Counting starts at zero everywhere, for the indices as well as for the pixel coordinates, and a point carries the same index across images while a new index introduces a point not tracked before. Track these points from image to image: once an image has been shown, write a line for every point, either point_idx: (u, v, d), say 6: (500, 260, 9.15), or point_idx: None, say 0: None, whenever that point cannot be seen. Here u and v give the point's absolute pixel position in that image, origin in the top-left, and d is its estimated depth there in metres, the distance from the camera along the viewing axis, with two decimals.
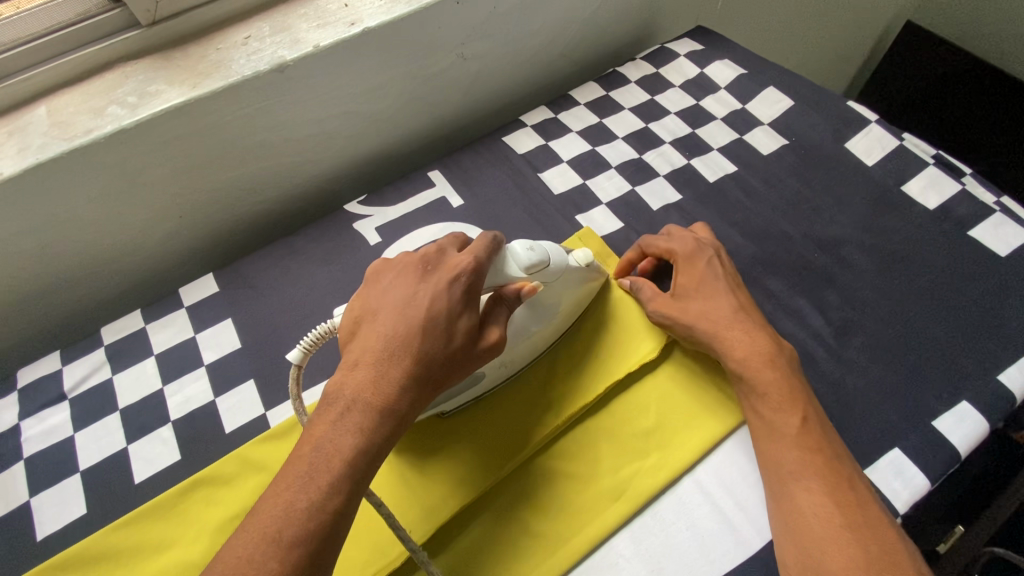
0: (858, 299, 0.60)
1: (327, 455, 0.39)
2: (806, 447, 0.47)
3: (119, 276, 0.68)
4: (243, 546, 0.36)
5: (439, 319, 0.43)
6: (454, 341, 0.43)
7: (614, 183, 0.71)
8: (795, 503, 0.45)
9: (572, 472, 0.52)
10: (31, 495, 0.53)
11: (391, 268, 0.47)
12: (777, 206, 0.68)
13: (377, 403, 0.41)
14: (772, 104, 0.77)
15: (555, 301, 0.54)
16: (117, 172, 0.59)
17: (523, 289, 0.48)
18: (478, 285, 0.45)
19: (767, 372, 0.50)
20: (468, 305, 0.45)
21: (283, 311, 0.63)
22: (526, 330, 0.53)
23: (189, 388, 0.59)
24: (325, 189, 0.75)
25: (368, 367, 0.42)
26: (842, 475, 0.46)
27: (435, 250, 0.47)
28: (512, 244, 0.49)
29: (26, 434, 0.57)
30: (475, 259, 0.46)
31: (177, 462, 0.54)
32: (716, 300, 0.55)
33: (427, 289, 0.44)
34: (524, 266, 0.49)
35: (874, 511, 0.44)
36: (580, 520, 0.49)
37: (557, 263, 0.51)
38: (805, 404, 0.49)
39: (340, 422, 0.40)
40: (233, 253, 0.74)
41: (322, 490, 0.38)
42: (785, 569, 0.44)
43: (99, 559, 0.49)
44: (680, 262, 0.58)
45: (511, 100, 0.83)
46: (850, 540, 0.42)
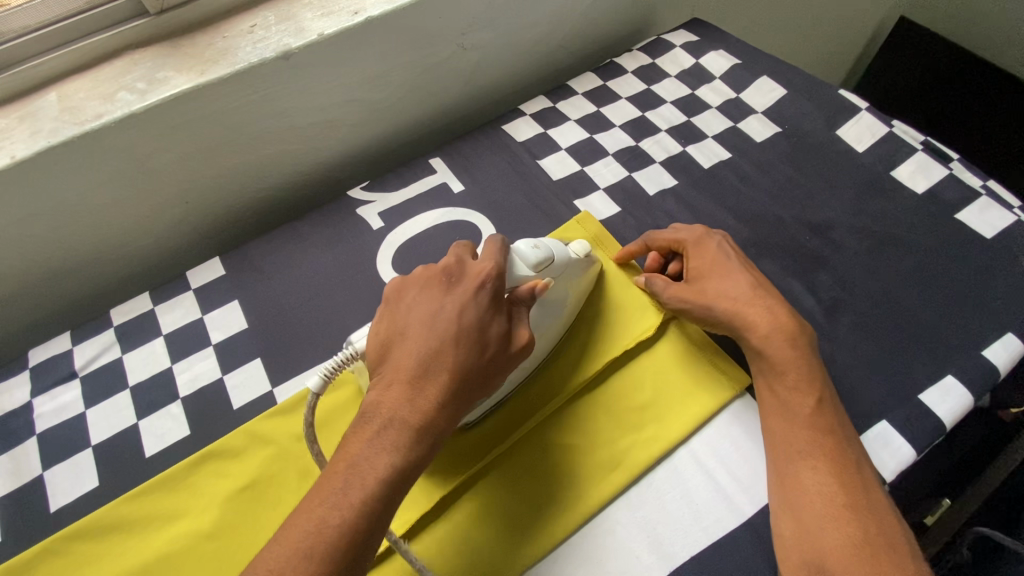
0: (847, 280, 0.62)
1: (363, 471, 0.40)
2: (820, 427, 0.48)
3: (127, 260, 0.69)
4: (281, 562, 0.36)
5: (470, 330, 0.45)
6: (485, 350, 0.45)
7: (612, 169, 0.73)
8: (801, 480, 0.46)
9: (572, 446, 0.53)
10: (44, 468, 0.55)
11: (414, 283, 0.48)
12: (770, 191, 0.70)
13: (412, 417, 0.42)
14: (766, 93, 0.79)
15: (562, 296, 0.55)
16: (126, 157, 0.60)
17: (536, 287, 0.49)
18: (501, 291, 0.47)
19: (789, 351, 0.51)
20: (496, 315, 0.46)
21: (289, 293, 0.65)
22: (538, 328, 0.53)
23: (197, 367, 0.60)
24: (328, 176, 0.77)
25: (400, 381, 0.43)
26: (849, 456, 0.47)
27: (456, 261, 0.48)
28: (517, 243, 0.53)
29: (39, 411, 0.58)
30: (496, 266, 0.48)
31: (186, 436, 0.56)
32: (732, 278, 0.55)
33: (455, 301, 0.45)
34: (531, 263, 0.51)
35: (876, 493, 0.46)
36: (580, 491, 0.51)
37: (561, 258, 0.54)
38: (822, 386, 0.50)
39: (377, 437, 0.41)
40: (238, 238, 0.76)
41: (360, 505, 0.39)
42: (781, 539, 0.46)
43: (112, 528, 0.50)
44: (689, 248, 0.59)
45: (510, 90, 0.85)
46: (851, 519, 0.44)
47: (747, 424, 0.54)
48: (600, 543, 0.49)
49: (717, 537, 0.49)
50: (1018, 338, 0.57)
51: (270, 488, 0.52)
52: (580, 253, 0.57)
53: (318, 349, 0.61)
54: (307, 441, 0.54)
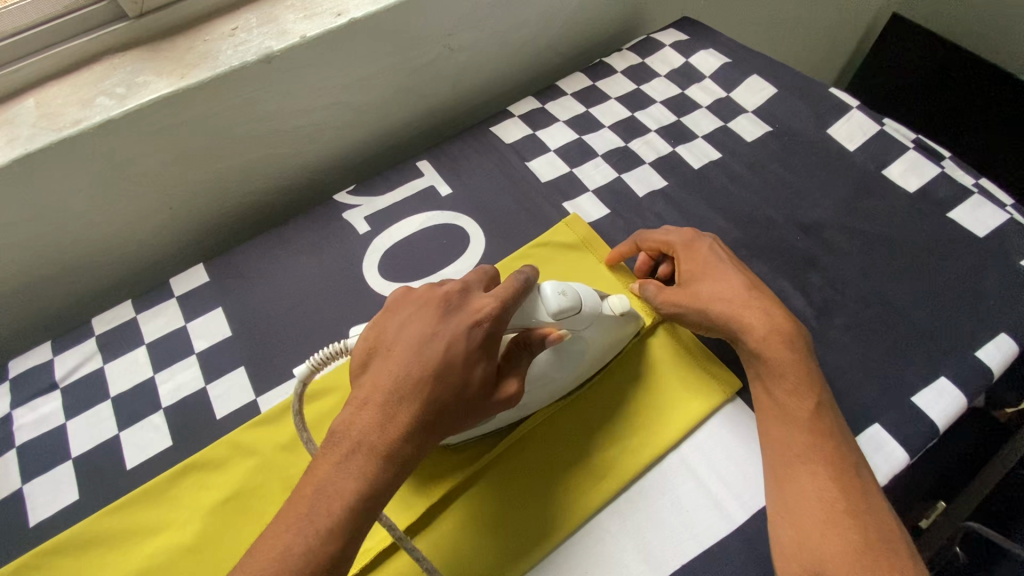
0: (839, 281, 0.61)
1: (325, 498, 0.39)
2: (818, 431, 0.47)
3: (110, 268, 0.68)
4: None
5: (453, 366, 0.43)
6: (465, 389, 0.43)
7: (601, 171, 0.72)
8: (799, 485, 0.46)
9: (562, 453, 0.52)
10: (23, 482, 0.54)
11: (409, 301, 0.46)
12: (760, 191, 0.69)
13: (380, 449, 0.40)
14: (756, 91, 0.78)
15: (582, 348, 0.52)
16: (105, 163, 0.59)
17: (550, 336, 0.47)
18: (499, 332, 0.45)
19: (787, 353, 0.50)
20: (484, 354, 0.44)
21: (274, 300, 0.64)
22: (546, 376, 0.51)
23: (179, 376, 0.59)
24: (315, 180, 0.76)
25: (375, 408, 0.41)
26: (848, 460, 0.46)
27: (458, 288, 0.46)
28: (544, 284, 0.49)
29: (18, 423, 0.57)
30: (500, 304, 0.45)
31: (169, 447, 0.55)
32: (726, 280, 0.54)
33: (445, 331, 0.43)
34: (553, 311, 0.49)
35: (876, 499, 0.45)
36: (570, 499, 0.50)
37: (591, 308, 0.51)
38: (819, 389, 0.49)
39: (344, 465, 0.40)
40: (223, 244, 0.75)
41: (316, 537, 0.38)
42: (778, 546, 0.45)
43: (92, 543, 0.49)
44: (679, 252, 0.58)
45: (498, 91, 0.84)
46: (851, 526, 0.43)
47: (738, 428, 0.53)
48: (591, 550, 0.48)
49: (708, 544, 0.48)
50: (1011, 338, 0.56)
51: (254, 499, 0.51)
52: (616, 312, 0.53)
53: (303, 356, 0.60)
54: (292, 450, 0.53)
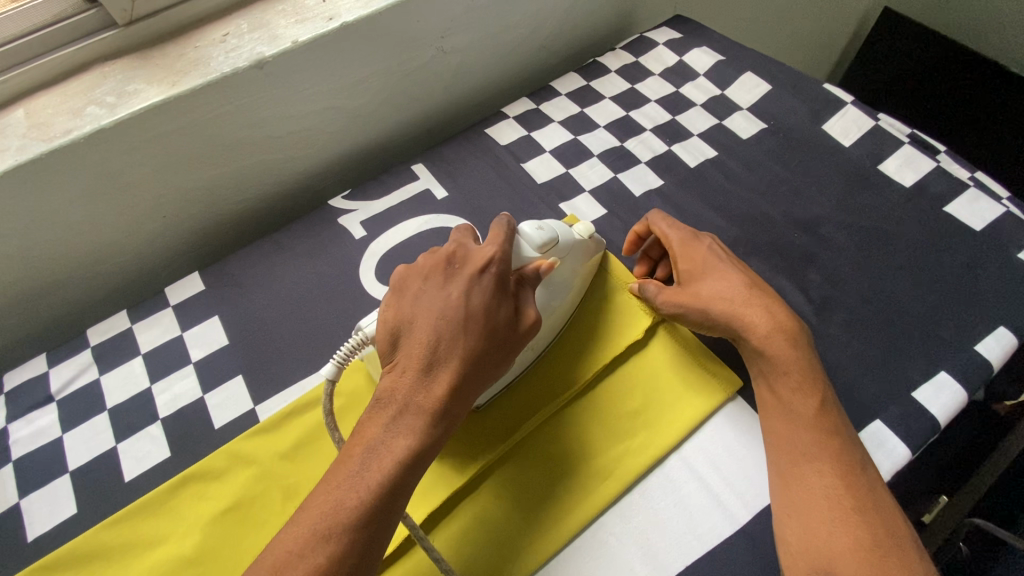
0: (837, 277, 0.61)
1: (378, 455, 0.41)
2: (823, 429, 0.47)
3: (104, 278, 0.68)
4: (291, 542, 0.37)
5: (479, 316, 0.45)
6: (493, 333, 0.45)
7: (597, 171, 0.72)
8: (805, 482, 0.45)
9: (564, 455, 0.52)
10: (20, 497, 0.53)
11: (417, 271, 0.48)
12: (757, 188, 0.69)
13: (423, 401, 0.42)
14: (750, 88, 0.78)
15: (568, 277, 0.55)
16: (98, 172, 0.59)
17: (542, 267, 0.50)
18: (507, 276, 0.47)
19: (789, 350, 0.50)
20: (503, 298, 0.47)
21: (270, 307, 0.63)
22: (547, 308, 0.53)
23: (177, 386, 0.59)
24: (310, 185, 0.75)
25: (410, 367, 0.43)
26: (853, 457, 0.46)
27: (456, 246, 0.49)
28: (520, 225, 0.52)
29: (14, 437, 0.57)
30: (501, 250, 0.48)
31: (167, 458, 0.55)
32: (727, 279, 0.54)
33: (460, 287, 0.46)
34: (536, 246, 0.51)
35: (883, 496, 0.45)
36: (576, 498, 0.50)
37: (566, 239, 0.54)
38: (823, 388, 0.49)
39: (392, 424, 0.42)
40: (219, 251, 0.74)
41: (373, 487, 0.39)
42: (785, 546, 0.44)
43: (91, 558, 0.49)
44: (677, 250, 0.58)
45: (493, 93, 0.83)
46: (859, 524, 0.43)
47: (741, 428, 0.53)
48: (595, 553, 0.48)
49: (711, 545, 0.48)
50: (1010, 331, 0.56)
51: (255, 509, 0.50)
52: (584, 236, 0.56)
53: (301, 363, 0.60)
54: (292, 459, 0.53)
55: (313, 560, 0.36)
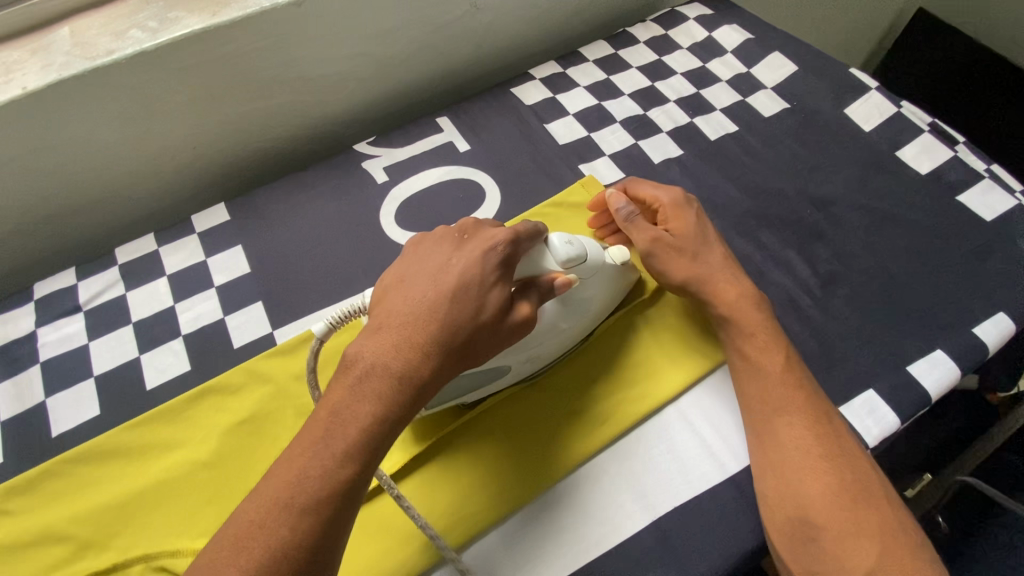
0: (845, 254, 0.63)
1: (343, 423, 0.38)
2: (791, 384, 0.49)
3: (133, 203, 0.70)
4: (254, 510, 0.36)
5: (468, 290, 0.42)
6: (481, 315, 0.42)
7: (618, 137, 0.73)
8: (779, 437, 0.47)
9: (559, 405, 0.54)
10: (47, 395, 0.56)
11: (426, 237, 0.46)
12: (775, 165, 0.70)
13: (395, 372, 0.39)
14: (777, 68, 0.79)
15: (588, 298, 0.53)
16: (136, 96, 0.60)
17: (557, 281, 0.47)
18: (512, 259, 0.44)
19: (752, 314, 0.53)
20: (501, 279, 0.43)
21: (291, 242, 0.66)
22: (555, 326, 0.52)
23: (199, 306, 0.61)
24: (336, 130, 0.77)
25: (390, 332, 0.40)
26: (820, 410, 0.48)
27: (472, 223, 0.47)
28: (551, 236, 0.50)
29: (43, 340, 0.59)
30: (510, 234, 0.45)
31: (187, 371, 0.57)
32: (707, 250, 0.56)
33: (461, 258, 0.43)
34: (561, 260, 0.49)
35: (849, 444, 0.47)
36: (562, 444, 0.52)
37: (594, 259, 0.52)
38: (787, 346, 0.52)
39: (359, 388, 0.39)
40: (244, 187, 0.76)
41: (336, 458, 0.37)
42: (764, 501, 0.47)
43: (114, 454, 0.52)
44: (668, 210, 0.58)
45: (520, 55, 0.85)
46: (828, 470, 0.45)
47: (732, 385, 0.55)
48: (592, 488, 0.51)
49: (701, 491, 0.50)
50: (1009, 318, 0.58)
51: (269, 424, 0.53)
52: (617, 261, 0.55)
53: (319, 295, 0.62)
54: (307, 381, 0.55)
55: (274, 529, 0.36)
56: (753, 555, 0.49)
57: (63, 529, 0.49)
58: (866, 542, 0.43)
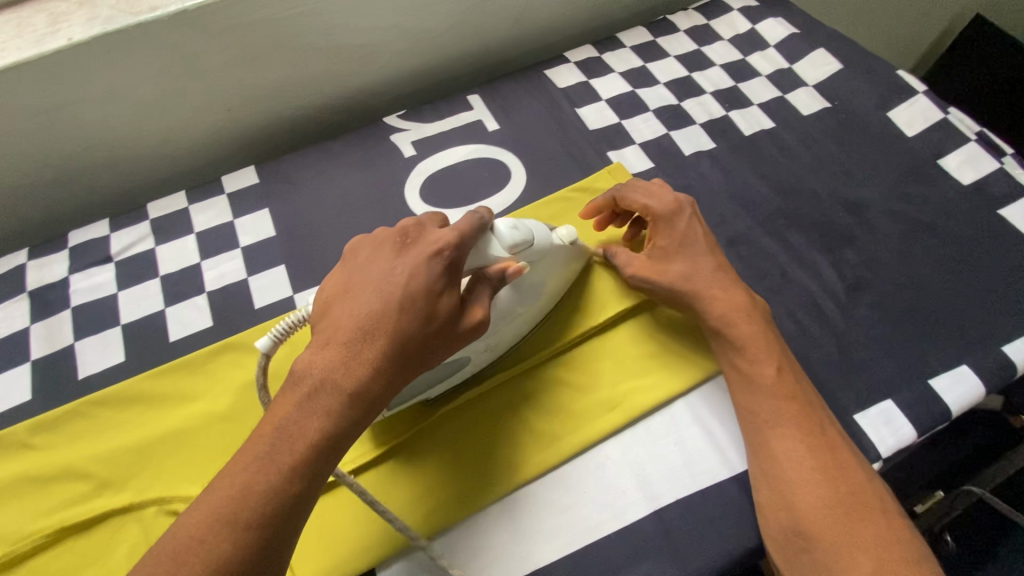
0: (875, 261, 0.61)
1: (289, 437, 0.37)
2: (783, 394, 0.49)
3: (167, 161, 0.71)
4: (195, 527, 0.35)
5: (415, 298, 0.40)
6: (431, 322, 0.41)
7: (650, 126, 0.72)
8: (771, 449, 0.47)
9: (562, 395, 0.54)
10: (76, 340, 0.58)
11: (367, 243, 0.44)
12: (809, 164, 0.68)
13: (345, 384, 0.39)
14: (820, 65, 0.76)
15: (540, 280, 0.53)
16: (175, 55, 0.61)
17: (508, 270, 0.46)
18: (460, 261, 0.43)
19: (744, 325, 0.52)
20: (450, 284, 0.42)
21: (317, 208, 0.66)
22: (511, 312, 0.52)
23: (224, 265, 0.63)
24: (367, 101, 0.77)
25: (336, 345, 0.39)
26: (814, 421, 0.48)
27: (415, 224, 0.45)
28: (496, 221, 0.48)
29: (75, 287, 0.61)
30: (457, 235, 0.43)
31: (209, 327, 0.59)
32: (698, 262, 0.55)
33: (406, 264, 0.41)
34: (507, 245, 0.47)
35: (843, 455, 0.47)
36: (560, 432, 0.52)
37: (540, 241, 0.50)
38: (780, 355, 0.51)
39: (307, 403, 0.38)
40: (273, 152, 0.77)
41: (284, 471, 0.37)
42: (761, 509, 0.47)
43: (135, 401, 0.54)
44: (657, 224, 0.56)
45: (557, 37, 0.83)
46: (822, 481, 0.45)
47: None
48: (591, 474, 0.51)
49: (705, 485, 0.50)
50: None
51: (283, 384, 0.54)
52: (565, 242, 0.54)
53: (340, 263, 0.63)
54: None
55: (217, 546, 0.34)
56: (750, 556, 0.48)
57: (85, 467, 0.51)
58: (861, 556, 0.42)
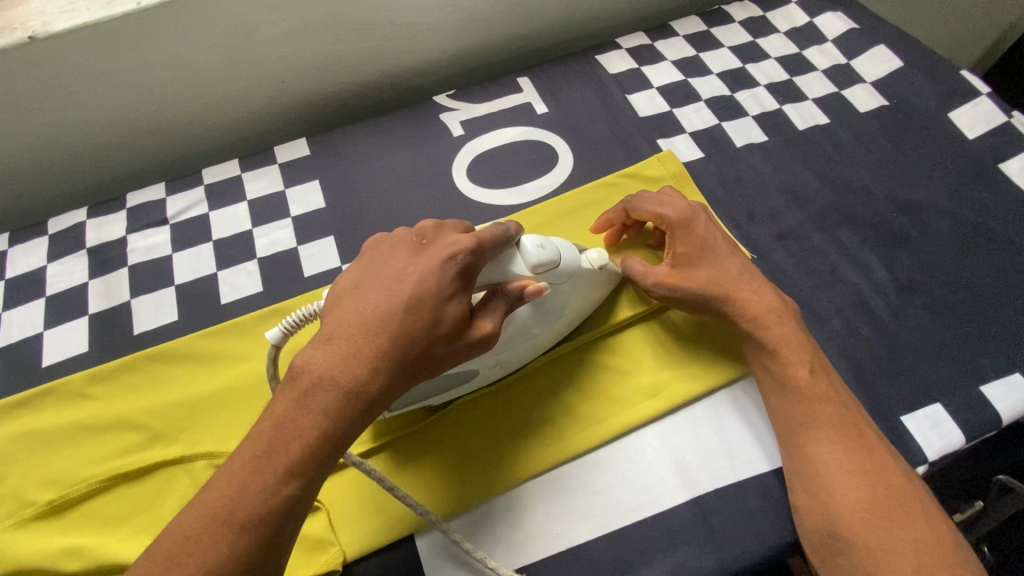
0: (928, 263, 0.60)
1: (286, 439, 0.37)
2: (816, 396, 0.48)
3: (221, 130, 0.72)
4: (192, 526, 0.35)
5: (424, 302, 0.39)
6: (436, 328, 0.39)
7: (701, 116, 0.71)
8: (806, 453, 0.47)
9: (602, 383, 0.54)
10: (132, 297, 0.60)
11: (384, 241, 0.43)
12: (864, 162, 0.67)
13: (344, 388, 0.37)
14: (880, 62, 0.74)
15: (561, 304, 0.52)
16: (237, 23, 0.62)
17: (528, 288, 0.45)
18: (475, 268, 0.41)
19: (778, 327, 0.51)
20: (461, 291, 0.40)
21: (366, 182, 0.67)
22: (527, 332, 0.51)
23: (275, 233, 0.64)
24: (417, 79, 0.78)
25: (339, 345, 0.38)
26: (850, 423, 0.47)
27: (434, 226, 0.44)
28: (523, 237, 0.47)
29: (132, 247, 0.63)
30: (475, 240, 0.42)
31: (259, 292, 0.60)
32: (722, 266, 0.53)
33: (419, 266, 0.40)
34: (531, 264, 0.46)
35: (882, 457, 0.46)
36: (595, 418, 0.53)
37: (567, 262, 0.49)
38: (812, 357, 0.50)
39: (305, 405, 0.37)
40: (323, 126, 0.78)
41: (279, 475, 0.36)
42: (798, 510, 0.46)
43: (188, 359, 0.56)
44: (675, 231, 0.55)
45: (609, 23, 0.83)
46: (861, 484, 0.44)
47: None
48: (626, 460, 0.51)
49: (743, 476, 0.50)
50: None
51: None
52: (594, 265, 0.53)
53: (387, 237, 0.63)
54: None
55: (211, 547, 0.34)
56: (787, 550, 0.48)
57: (138, 419, 0.53)
58: (902, 562, 0.41)
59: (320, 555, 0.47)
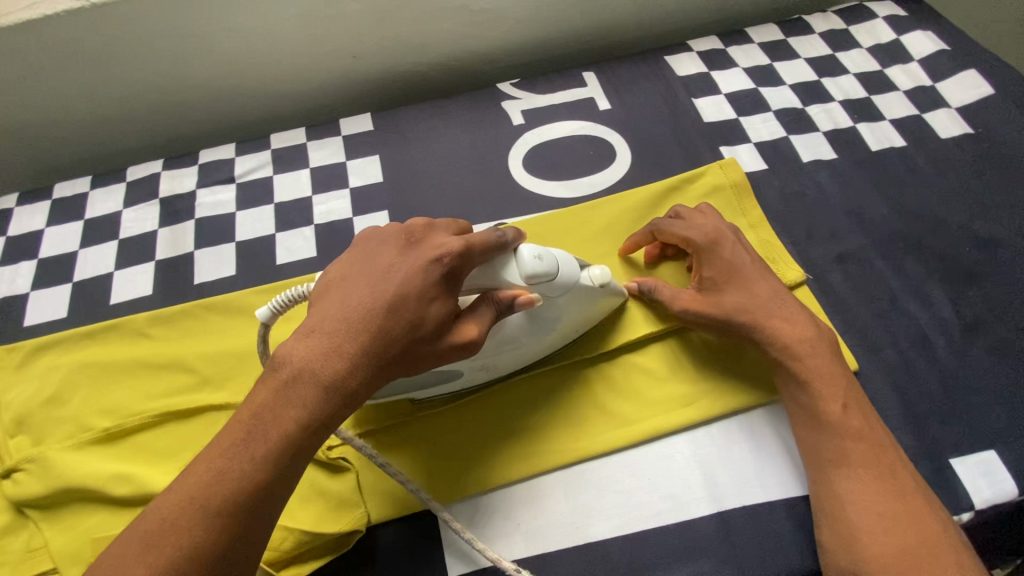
0: (999, 303, 0.56)
1: (264, 425, 0.38)
2: (849, 433, 0.46)
3: (291, 99, 0.75)
4: (169, 508, 0.36)
5: (406, 302, 0.40)
6: (416, 329, 0.40)
7: (768, 127, 0.69)
8: (834, 489, 0.45)
9: (632, 388, 0.54)
10: (195, 248, 0.64)
11: (374, 237, 0.44)
12: (939, 191, 0.63)
13: (323, 379, 0.38)
14: (968, 87, 0.70)
15: (555, 316, 0.51)
16: None
17: (518, 298, 0.45)
18: (460, 272, 0.43)
19: (812, 359, 0.49)
20: (444, 293, 0.42)
21: (424, 162, 0.69)
22: (515, 340, 0.50)
23: (333, 202, 0.66)
24: (483, 65, 0.79)
25: (320, 338, 0.39)
26: (884, 464, 0.45)
27: (424, 225, 0.45)
28: (522, 245, 0.47)
29: (200, 201, 0.67)
30: (462, 245, 0.43)
31: (312, 257, 0.62)
32: (752, 291, 0.52)
33: (405, 266, 0.41)
34: (525, 274, 0.46)
35: (918, 502, 0.44)
36: (625, 421, 0.52)
37: (565, 276, 0.49)
38: (849, 391, 0.48)
39: (286, 394, 0.38)
40: (387, 103, 0.80)
41: (256, 460, 0.37)
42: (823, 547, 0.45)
43: (241, 312, 0.58)
44: (700, 254, 0.54)
45: (682, 25, 0.81)
46: (892, 528, 0.42)
47: None
48: (650, 468, 0.51)
49: (773, 497, 0.49)
50: None
51: None
52: (595, 282, 0.51)
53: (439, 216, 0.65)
54: None
55: (188, 528, 0.36)
56: None
57: (191, 362, 0.55)
58: None
59: (344, 514, 0.48)
